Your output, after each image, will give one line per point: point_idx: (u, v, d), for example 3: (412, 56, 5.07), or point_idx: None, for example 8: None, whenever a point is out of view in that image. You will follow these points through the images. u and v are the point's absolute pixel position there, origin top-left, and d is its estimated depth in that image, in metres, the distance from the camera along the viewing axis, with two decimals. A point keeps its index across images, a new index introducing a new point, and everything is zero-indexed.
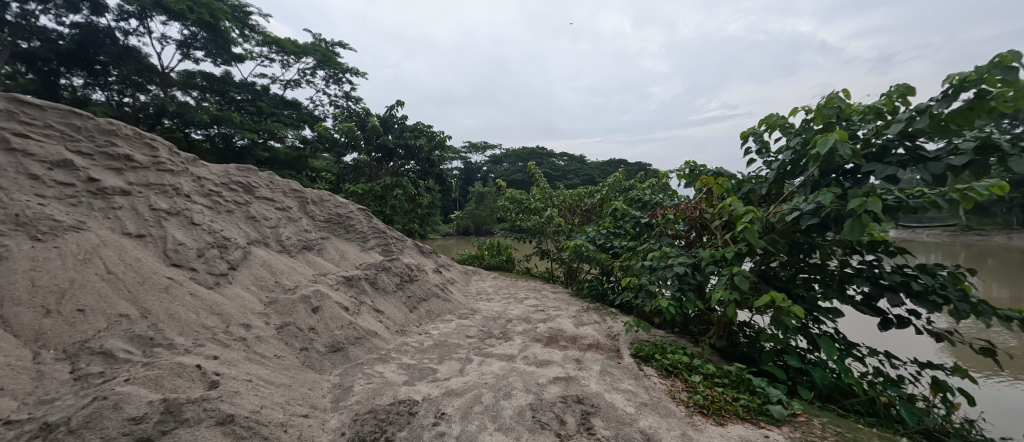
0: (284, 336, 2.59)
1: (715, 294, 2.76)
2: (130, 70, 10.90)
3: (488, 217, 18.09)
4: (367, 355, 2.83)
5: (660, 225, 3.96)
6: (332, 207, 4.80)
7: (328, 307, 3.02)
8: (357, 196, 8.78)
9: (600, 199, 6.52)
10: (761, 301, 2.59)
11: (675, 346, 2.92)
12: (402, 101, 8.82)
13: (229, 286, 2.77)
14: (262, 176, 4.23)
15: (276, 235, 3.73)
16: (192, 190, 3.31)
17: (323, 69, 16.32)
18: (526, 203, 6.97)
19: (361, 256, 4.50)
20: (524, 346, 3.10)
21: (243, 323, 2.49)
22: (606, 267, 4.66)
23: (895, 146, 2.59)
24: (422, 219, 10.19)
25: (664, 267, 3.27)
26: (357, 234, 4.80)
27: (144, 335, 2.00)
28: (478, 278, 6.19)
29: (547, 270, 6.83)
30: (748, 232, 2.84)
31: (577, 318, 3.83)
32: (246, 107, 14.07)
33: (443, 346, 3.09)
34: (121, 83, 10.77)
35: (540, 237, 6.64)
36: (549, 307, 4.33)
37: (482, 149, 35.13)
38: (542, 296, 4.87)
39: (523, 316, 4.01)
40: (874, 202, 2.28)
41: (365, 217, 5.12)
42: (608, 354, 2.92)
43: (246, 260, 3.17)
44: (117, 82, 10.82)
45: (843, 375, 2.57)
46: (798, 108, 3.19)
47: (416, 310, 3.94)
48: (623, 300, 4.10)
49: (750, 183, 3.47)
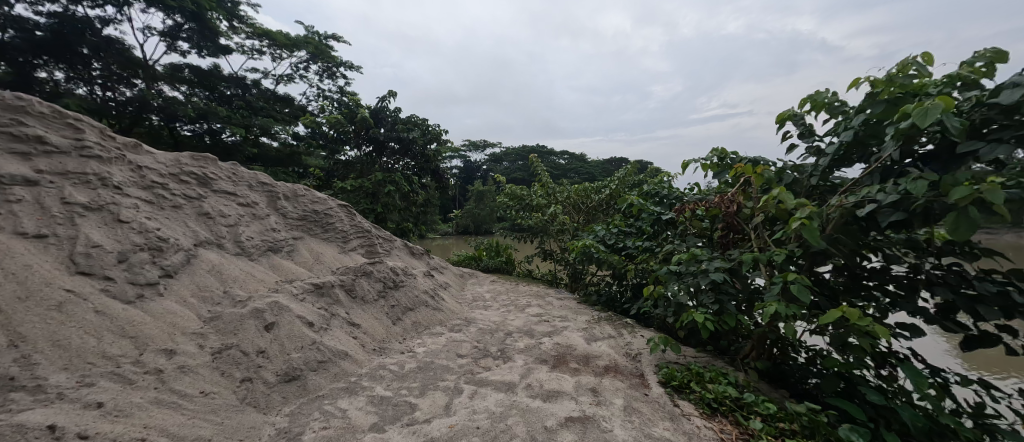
0: (221, 364, 2.03)
1: (767, 307, 2.18)
2: (113, 62, 10.29)
3: (488, 216, 17.53)
4: (331, 384, 2.26)
5: (685, 223, 3.39)
6: (308, 203, 4.23)
7: (285, 323, 2.46)
8: (346, 193, 8.22)
9: (608, 195, 5.95)
10: (830, 318, 2.02)
11: (714, 371, 2.35)
12: (394, 91, 8.25)
13: (157, 300, 2.21)
14: (223, 166, 3.66)
15: (234, 235, 3.17)
16: (126, 180, 2.76)
17: (315, 63, 15.71)
18: (527, 199, 6.39)
19: (339, 259, 3.94)
20: (526, 370, 2.54)
21: (165, 349, 1.93)
22: (618, 271, 4.09)
23: (1002, 120, 2.01)
24: (417, 218, 9.64)
25: (694, 273, 2.72)
26: (337, 233, 4.24)
27: (0, 374, 1.45)
28: (475, 282, 5.63)
29: (550, 272, 6.26)
30: (805, 231, 2.28)
31: (588, 332, 3.27)
32: (235, 102, 13.48)
33: (428, 370, 2.53)
34: (105, 76, 10.16)
35: (543, 236, 6.07)
36: (555, 317, 3.77)
37: (481, 148, 34.60)
38: (546, 303, 4.31)
39: (525, 329, 3.45)
40: (993, 190, 1.70)
41: (348, 215, 4.56)
42: (631, 382, 2.36)
43: (189, 265, 2.61)
44: (100, 75, 10.20)
45: (935, 412, 2.01)
46: (860, 79, 2.61)
47: (399, 322, 3.38)
48: (640, 310, 3.53)
49: (794, 173, 2.91)
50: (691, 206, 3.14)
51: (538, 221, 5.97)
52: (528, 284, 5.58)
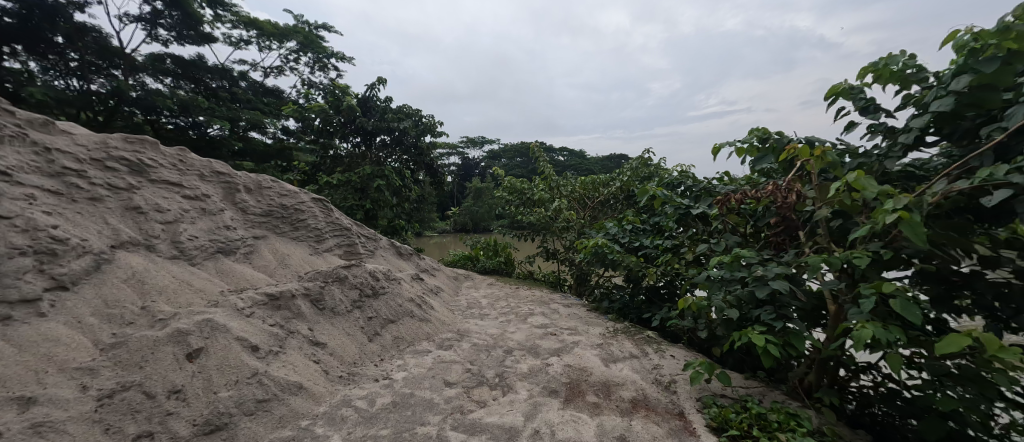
0: (107, 416, 1.47)
1: (859, 330, 1.60)
2: (89, 51, 9.56)
3: (487, 214, 16.95)
4: (273, 434, 1.69)
5: (720, 218, 2.82)
6: (276, 196, 3.62)
7: (217, 349, 1.89)
8: (333, 189, 7.62)
9: (617, 188, 5.36)
10: (951, 346, 1.46)
11: (773, 410, 1.80)
12: (383, 77, 7.65)
13: (32, 323, 1.64)
14: (168, 151, 3.08)
15: (172, 234, 2.59)
16: (23, 165, 2.19)
17: (305, 53, 15.02)
18: (528, 193, 5.79)
19: (309, 262, 3.35)
20: (532, 408, 1.97)
21: (20, 397, 1.37)
22: (636, 274, 3.53)
23: None
24: (410, 215, 9.05)
25: (740, 280, 2.15)
26: (309, 231, 3.66)
27: None
28: (471, 286, 5.05)
29: (554, 274, 5.69)
30: (903, 226, 1.71)
31: (605, 350, 2.71)
32: (220, 94, 12.80)
33: (405, 409, 1.95)
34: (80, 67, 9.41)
35: (546, 234, 5.50)
36: (564, 329, 3.20)
37: (480, 145, 34.03)
38: (552, 311, 3.74)
39: (528, 345, 2.89)
40: None
41: (324, 210, 3.96)
42: (670, 425, 1.81)
43: (97, 273, 2.04)
44: (76, 66, 9.49)
45: None
46: (959, 32, 2.04)
47: (377, 339, 2.81)
48: (666, 322, 2.97)
49: (862, 156, 2.36)
50: (729, 197, 2.55)
51: (541, 218, 5.38)
52: (529, 287, 5.00)
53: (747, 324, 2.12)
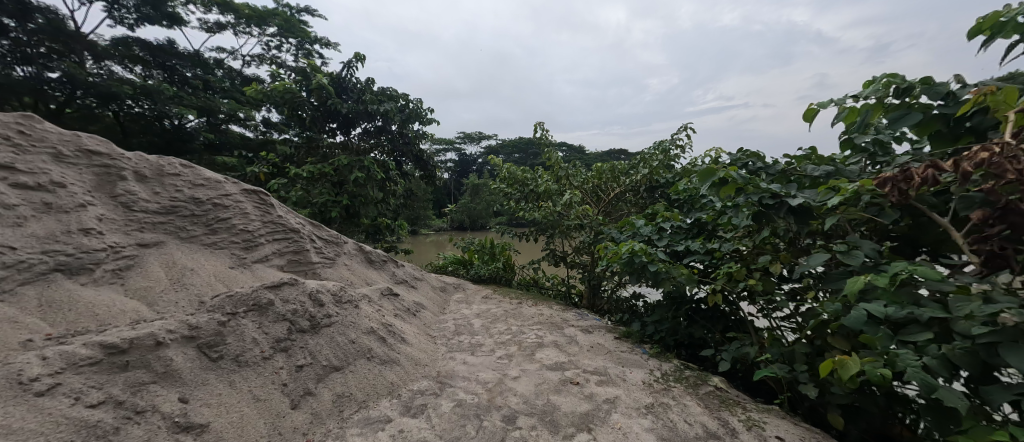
0: None
1: None
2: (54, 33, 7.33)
3: (484, 211, 15.96)
4: None
5: (843, 210, 1.82)
6: (188, 185, 2.61)
7: None
8: (305, 184, 6.52)
9: (641, 177, 4.36)
10: None
11: None
12: (360, 53, 6.58)
13: None
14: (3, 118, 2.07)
15: None
16: None
17: (287, 40, 13.92)
18: (532, 185, 4.74)
19: (224, 279, 2.35)
20: None
21: None
22: (681, 290, 2.58)
23: None
24: (395, 212, 8.01)
25: (923, 317, 1.20)
26: (235, 235, 2.66)
27: None
28: (462, 301, 4.03)
29: (565, 283, 4.68)
30: None
31: (659, 419, 1.74)
32: (192, 83, 11.15)
33: None
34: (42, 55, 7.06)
35: (554, 234, 4.49)
36: (593, 376, 2.20)
37: (476, 140, 32.95)
38: (572, 342, 2.74)
39: (545, 410, 1.88)
40: None
41: (261, 204, 2.92)
42: None
43: None
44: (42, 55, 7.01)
45: None
46: None
47: (308, 403, 1.80)
48: (734, 356, 2.15)
49: None
50: (900, 173, 1.54)
51: (548, 214, 4.35)
52: (538, 302, 3.99)
53: (936, 405, 1.16)
